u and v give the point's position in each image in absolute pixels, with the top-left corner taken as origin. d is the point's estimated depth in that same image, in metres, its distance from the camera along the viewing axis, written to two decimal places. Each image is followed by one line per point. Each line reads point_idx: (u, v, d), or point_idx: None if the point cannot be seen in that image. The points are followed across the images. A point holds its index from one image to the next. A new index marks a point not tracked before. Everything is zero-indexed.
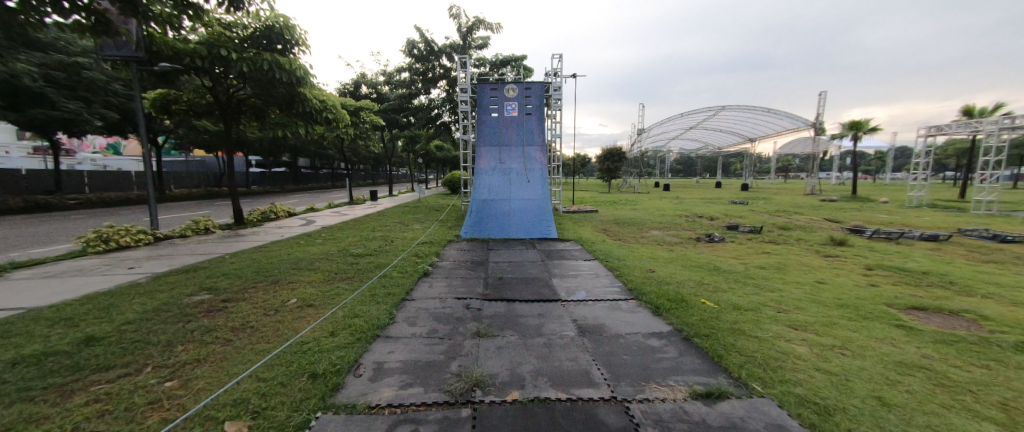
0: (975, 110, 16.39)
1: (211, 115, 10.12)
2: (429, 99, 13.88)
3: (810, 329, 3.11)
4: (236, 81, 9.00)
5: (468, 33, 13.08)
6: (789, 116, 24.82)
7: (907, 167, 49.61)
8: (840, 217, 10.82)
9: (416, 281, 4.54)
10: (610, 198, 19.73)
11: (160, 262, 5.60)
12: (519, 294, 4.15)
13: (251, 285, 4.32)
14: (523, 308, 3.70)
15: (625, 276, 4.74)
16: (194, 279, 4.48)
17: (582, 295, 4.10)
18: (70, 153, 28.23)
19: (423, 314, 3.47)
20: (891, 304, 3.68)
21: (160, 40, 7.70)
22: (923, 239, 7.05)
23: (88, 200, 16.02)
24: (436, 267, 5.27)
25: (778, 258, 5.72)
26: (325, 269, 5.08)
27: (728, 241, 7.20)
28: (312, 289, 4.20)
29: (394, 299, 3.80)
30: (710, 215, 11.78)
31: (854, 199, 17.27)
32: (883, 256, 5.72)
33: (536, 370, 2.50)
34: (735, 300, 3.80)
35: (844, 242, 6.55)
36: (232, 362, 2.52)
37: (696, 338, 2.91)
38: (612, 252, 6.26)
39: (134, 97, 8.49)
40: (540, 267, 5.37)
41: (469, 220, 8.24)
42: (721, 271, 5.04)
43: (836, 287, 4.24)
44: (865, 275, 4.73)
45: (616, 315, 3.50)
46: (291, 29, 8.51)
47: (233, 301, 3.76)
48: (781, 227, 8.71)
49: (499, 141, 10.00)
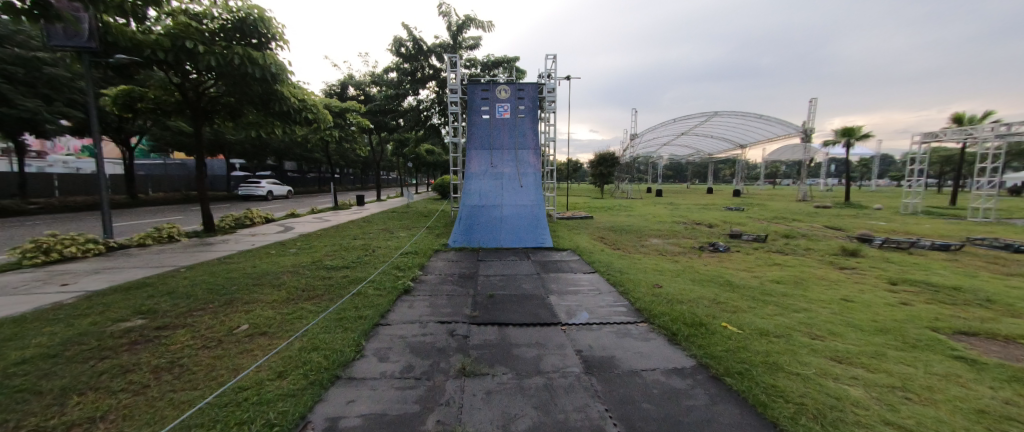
0: (964, 117, 16.46)
1: (180, 114, 9.46)
2: (417, 101, 13.33)
3: (857, 363, 2.63)
4: (205, 76, 8.32)
5: (458, 32, 12.56)
6: (780, 122, 24.74)
7: (893, 175, 50.33)
8: (840, 225, 10.51)
9: (395, 301, 3.95)
10: (604, 204, 19.35)
11: (101, 277, 4.92)
12: (512, 316, 3.60)
13: (199, 307, 3.70)
14: (518, 334, 3.16)
15: (631, 294, 4.21)
16: (132, 300, 3.84)
17: (584, 318, 3.57)
18: (41, 155, 27.09)
19: (398, 345, 2.91)
20: (937, 328, 3.22)
21: (116, 29, 7.00)
22: (935, 249, 6.70)
23: (51, 205, 15.09)
24: (419, 283, 4.69)
25: (792, 271, 5.28)
26: (291, 286, 4.47)
27: (734, 251, 6.78)
28: (269, 312, 3.59)
29: (365, 325, 3.23)
30: (709, 222, 11.35)
31: (847, 206, 17.12)
32: (904, 269, 5.31)
33: (535, 428, 1.96)
34: (759, 324, 3.30)
35: (857, 253, 6.15)
36: (137, 423, 1.93)
37: (728, 377, 2.39)
38: (613, 264, 5.73)
39: (86, 92, 7.72)
40: (536, 282, 4.83)
41: (458, 227, 7.68)
42: (735, 286, 4.55)
43: (868, 307, 3.78)
44: (893, 291, 4.28)
45: (627, 343, 2.98)
46: (267, 22, 7.90)
47: (170, 329, 3.16)
48: (785, 236, 8.29)
49: (491, 145, 9.48)
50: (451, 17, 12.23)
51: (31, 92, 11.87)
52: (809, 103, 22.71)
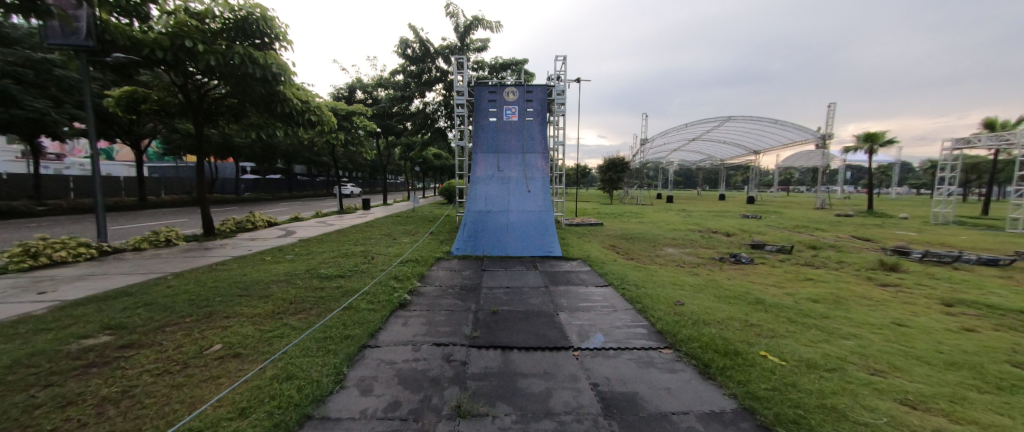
0: (997, 122, 15.65)
1: (183, 116, 9.30)
2: (424, 104, 13.07)
3: (937, 408, 2.17)
4: (206, 76, 8.12)
5: (465, 34, 12.29)
6: (796, 128, 23.98)
7: (913, 184, 48.79)
8: (867, 235, 9.89)
9: (388, 317, 3.57)
10: (614, 210, 18.81)
11: (82, 285, 4.63)
12: (518, 338, 3.19)
13: (173, 322, 3.37)
14: (523, 362, 2.76)
15: (650, 312, 3.78)
16: (105, 312, 3.53)
17: (598, 341, 3.14)
18: (58, 157, 27.60)
19: (386, 373, 2.53)
20: (1019, 364, 2.74)
21: (113, 27, 6.81)
22: (983, 264, 6.11)
23: (60, 206, 15.09)
24: (417, 295, 4.32)
25: (828, 287, 4.79)
26: (279, 297, 4.13)
27: (757, 263, 6.29)
28: (248, 329, 3.24)
29: (352, 347, 2.86)
30: (726, 231, 10.80)
31: (870, 215, 16.31)
32: (955, 287, 4.78)
33: None
34: (805, 354, 2.84)
35: (896, 267, 5.63)
36: None
37: (781, 429, 1.95)
38: (627, 277, 5.27)
39: (84, 92, 7.53)
40: (543, 296, 4.42)
41: (462, 234, 7.31)
42: (766, 304, 4.10)
43: (927, 334, 3.30)
44: (950, 314, 3.79)
45: (651, 375, 2.55)
46: (270, 22, 7.69)
47: (136, 348, 2.83)
48: (812, 247, 7.76)
49: (498, 148, 9.14)
50: (457, 18, 11.96)
51: (40, 94, 11.86)
52: (828, 108, 22.00)
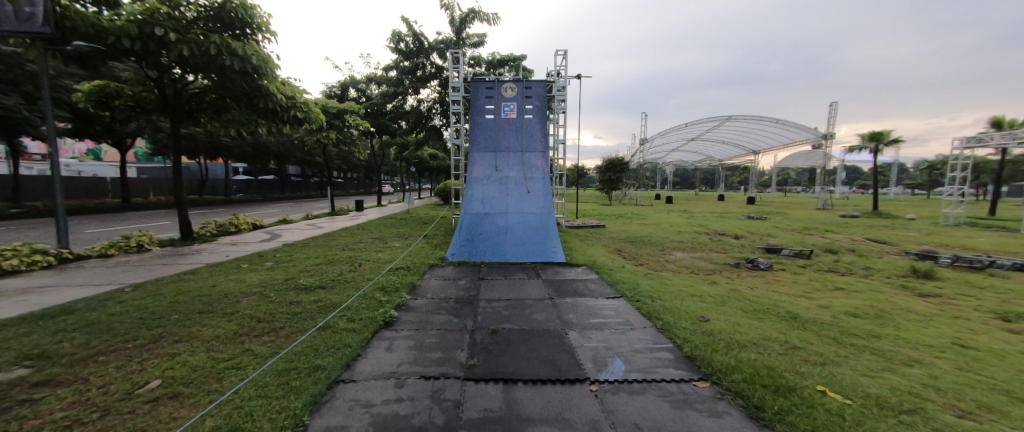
0: (1005, 121, 15.35)
1: (160, 113, 8.70)
2: (418, 101, 12.53)
3: None
4: (182, 68, 7.54)
5: (461, 28, 11.77)
6: (797, 128, 23.65)
7: (910, 184, 48.76)
8: (882, 237, 9.42)
9: (370, 340, 3.04)
10: (614, 211, 18.35)
11: (23, 299, 4.07)
12: (523, 366, 2.67)
13: (112, 349, 2.82)
14: (530, 401, 2.24)
15: (675, 331, 3.27)
16: (33, 336, 2.98)
17: (618, 370, 2.64)
18: (43, 158, 26.75)
19: (361, 421, 2.00)
20: None
21: (74, 12, 6.21)
22: (1017, 270, 5.68)
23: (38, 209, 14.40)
24: (406, 311, 3.79)
25: (863, 297, 4.32)
26: (246, 314, 3.59)
27: (776, 269, 5.82)
28: (200, 357, 2.70)
29: (321, 384, 2.33)
30: (735, 233, 10.35)
31: (877, 216, 15.92)
32: (1002, 297, 4.33)
33: None
34: (872, 389, 2.35)
35: (930, 274, 5.18)
36: None
37: None
38: (640, 286, 4.77)
39: (46, 86, 6.93)
40: (549, 311, 3.89)
41: (458, 238, 6.79)
42: (802, 319, 3.62)
43: (1002, 358, 2.83)
44: (1014, 333, 3.32)
45: (692, 422, 2.04)
46: (250, 11, 7.11)
47: (51, 388, 2.28)
48: (830, 250, 7.30)
49: (495, 147, 8.63)
50: (452, 10, 11.44)
51: (11, 90, 11.18)
52: (830, 108, 21.67)
